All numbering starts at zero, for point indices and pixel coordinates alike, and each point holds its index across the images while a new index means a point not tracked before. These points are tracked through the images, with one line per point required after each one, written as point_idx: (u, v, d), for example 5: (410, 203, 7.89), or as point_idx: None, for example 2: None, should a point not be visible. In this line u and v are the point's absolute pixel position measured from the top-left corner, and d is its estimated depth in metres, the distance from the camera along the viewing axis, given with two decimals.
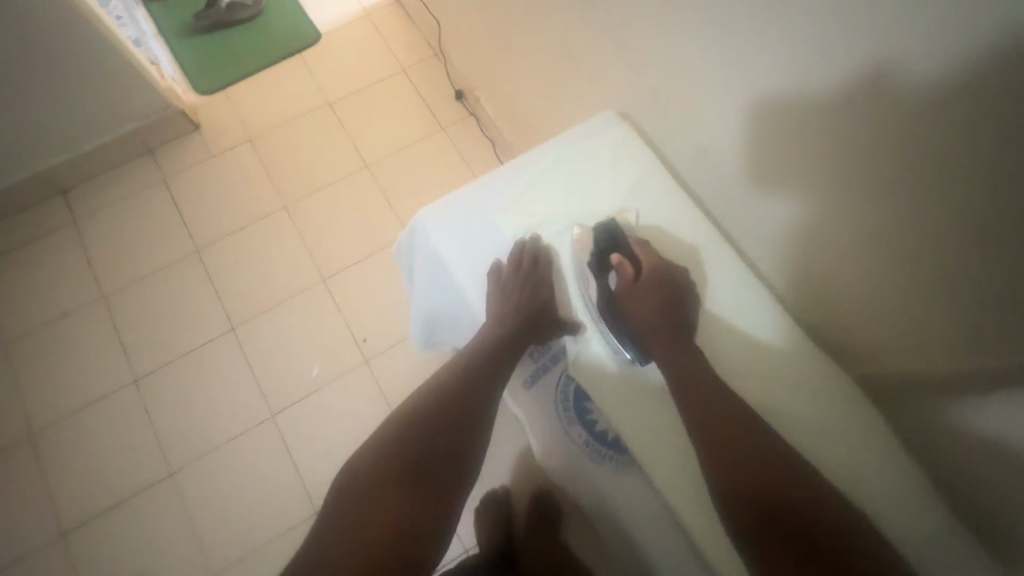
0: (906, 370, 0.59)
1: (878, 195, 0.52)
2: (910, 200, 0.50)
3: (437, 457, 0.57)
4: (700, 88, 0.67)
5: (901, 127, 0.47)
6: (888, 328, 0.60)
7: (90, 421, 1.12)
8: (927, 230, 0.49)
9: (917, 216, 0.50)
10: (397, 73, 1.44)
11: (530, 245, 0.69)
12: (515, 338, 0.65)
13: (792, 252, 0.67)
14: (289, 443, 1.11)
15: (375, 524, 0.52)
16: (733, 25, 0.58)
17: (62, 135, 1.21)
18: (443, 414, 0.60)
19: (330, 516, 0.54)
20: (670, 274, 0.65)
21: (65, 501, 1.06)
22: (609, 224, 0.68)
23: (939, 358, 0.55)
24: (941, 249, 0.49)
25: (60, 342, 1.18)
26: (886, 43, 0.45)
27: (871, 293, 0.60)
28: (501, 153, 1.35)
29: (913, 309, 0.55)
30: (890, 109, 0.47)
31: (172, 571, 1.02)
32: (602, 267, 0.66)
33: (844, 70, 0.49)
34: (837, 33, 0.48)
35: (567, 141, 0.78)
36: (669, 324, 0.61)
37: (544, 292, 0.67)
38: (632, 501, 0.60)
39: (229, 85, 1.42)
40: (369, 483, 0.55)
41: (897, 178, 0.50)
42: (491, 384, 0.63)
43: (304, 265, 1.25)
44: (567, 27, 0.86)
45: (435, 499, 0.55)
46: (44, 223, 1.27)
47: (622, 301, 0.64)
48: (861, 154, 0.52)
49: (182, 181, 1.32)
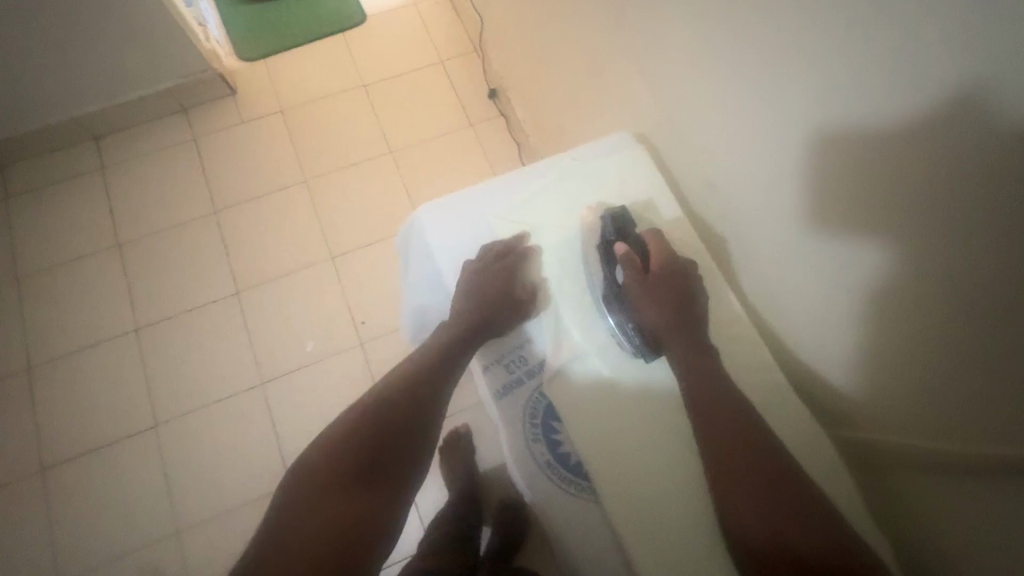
0: (886, 435, 0.58)
1: (890, 255, 0.50)
2: (915, 265, 0.48)
3: (386, 453, 0.58)
4: (725, 120, 0.65)
5: (922, 191, 0.45)
6: (871, 388, 0.58)
7: (86, 362, 1.15)
8: (931, 302, 0.48)
9: (924, 285, 0.48)
10: (435, 64, 1.44)
11: (509, 244, 0.69)
12: (473, 336, 0.66)
13: (799, 298, 0.65)
14: (273, 412, 1.12)
15: (320, 526, 0.51)
16: (765, 62, 0.56)
17: (103, 84, 1.24)
18: (398, 406, 0.61)
19: (278, 512, 0.53)
20: (676, 272, 0.64)
21: (52, 437, 1.09)
22: (619, 215, 0.67)
23: (919, 426, 0.54)
24: (943, 322, 0.47)
25: (70, 282, 1.21)
26: (916, 101, 0.43)
27: (857, 349, 0.58)
28: (525, 157, 1.34)
29: (900, 372, 0.54)
30: (914, 170, 0.45)
31: (142, 520, 1.04)
32: (609, 259, 0.66)
33: (872, 121, 0.47)
34: (868, 83, 0.47)
35: (578, 155, 0.76)
36: (677, 322, 0.61)
37: (508, 280, 0.66)
38: (582, 527, 0.59)
39: (270, 54, 1.44)
40: (318, 479, 0.55)
41: (910, 243, 0.48)
42: (443, 383, 0.65)
43: (314, 240, 1.26)
44: (602, 41, 0.85)
45: (383, 500, 0.56)
46: (74, 165, 1.31)
47: (632, 294, 0.63)
48: (878, 211, 0.50)
49: (210, 142, 1.35)
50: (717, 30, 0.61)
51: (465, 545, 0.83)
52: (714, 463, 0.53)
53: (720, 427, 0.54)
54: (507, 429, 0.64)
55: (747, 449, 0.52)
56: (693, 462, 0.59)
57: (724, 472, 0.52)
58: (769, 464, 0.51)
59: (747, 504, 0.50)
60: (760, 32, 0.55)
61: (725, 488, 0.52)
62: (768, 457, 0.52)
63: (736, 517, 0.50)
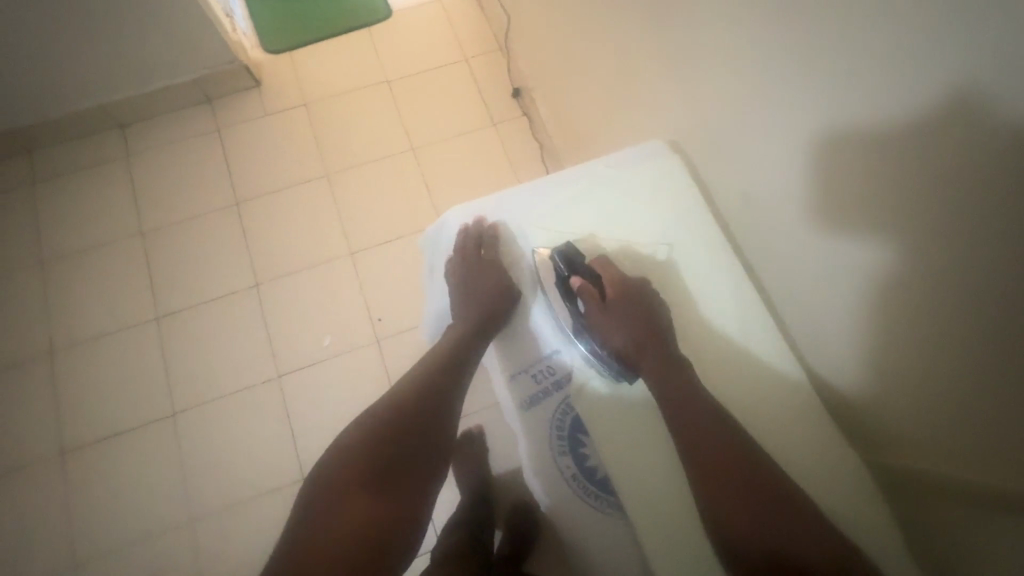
0: (906, 455, 0.56)
1: (920, 283, 0.48)
2: (943, 291, 0.46)
3: (407, 452, 0.58)
4: (755, 132, 0.64)
5: (956, 216, 0.43)
6: (892, 406, 0.56)
7: (107, 349, 1.16)
8: (963, 331, 0.46)
9: (958, 316, 0.46)
10: (459, 62, 1.44)
11: (474, 229, 0.71)
12: (478, 333, 0.68)
13: (821, 321, 0.62)
14: (288, 406, 1.12)
15: (343, 527, 0.52)
16: (801, 75, 0.55)
17: (131, 73, 1.25)
18: (415, 406, 0.62)
19: (302, 513, 0.55)
20: (638, 296, 0.62)
21: (72, 421, 1.10)
22: (568, 248, 0.64)
23: (940, 447, 0.52)
24: (970, 353, 0.46)
25: (93, 269, 1.22)
26: (961, 124, 0.41)
27: (878, 367, 0.56)
28: (548, 158, 1.33)
29: (922, 393, 0.52)
30: (952, 196, 0.43)
31: (157, 507, 1.05)
32: (568, 294, 0.63)
33: (912, 143, 0.45)
34: (908, 102, 0.44)
35: (613, 162, 0.75)
36: (646, 342, 0.59)
37: (493, 270, 0.70)
38: (606, 541, 0.59)
39: (295, 48, 1.44)
40: (339, 480, 0.55)
41: (943, 272, 0.46)
42: (455, 384, 0.66)
43: (333, 236, 1.26)
44: (634, 46, 0.83)
45: (404, 498, 0.56)
46: (100, 153, 1.32)
47: (596, 328, 0.61)
48: (911, 236, 0.48)
49: (234, 134, 1.35)
50: (754, 41, 0.59)
51: (482, 548, 0.83)
52: (705, 474, 0.52)
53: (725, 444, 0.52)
54: (531, 442, 0.63)
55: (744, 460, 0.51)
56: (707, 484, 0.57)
57: (717, 483, 0.51)
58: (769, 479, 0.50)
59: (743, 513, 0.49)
60: (798, 43, 0.54)
61: (714, 496, 0.51)
62: (767, 470, 0.51)
63: (731, 525, 0.49)
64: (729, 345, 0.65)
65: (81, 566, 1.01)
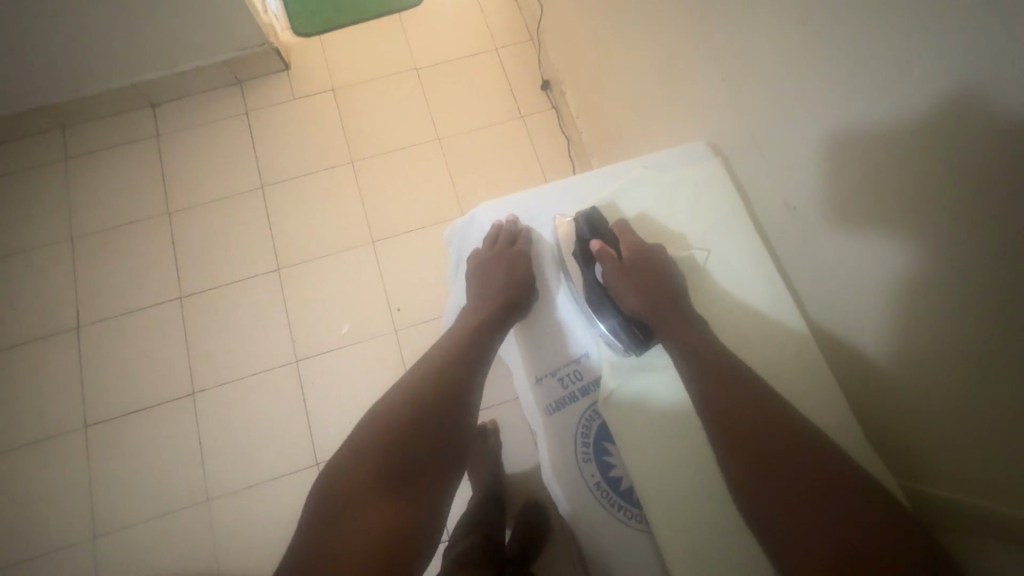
0: (939, 472, 0.52)
1: (947, 309, 0.46)
2: (981, 319, 0.43)
3: (427, 451, 0.57)
4: (790, 137, 0.61)
5: (996, 242, 0.40)
6: (928, 425, 0.52)
7: (132, 326, 1.18)
8: (994, 360, 0.43)
9: (989, 343, 0.43)
10: (488, 51, 1.42)
11: (507, 228, 0.70)
12: (494, 327, 0.67)
13: (852, 337, 0.59)
14: (305, 391, 1.13)
15: (364, 533, 0.51)
16: (840, 79, 0.51)
17: (163, 53, 1.25)
18: (434, 401, 0.60)
19: (318, 520, 0.53)
20: (652, 257, 0.63)
21: (96, 395, 1.12)
22: (592, 213, 0.66)
23: (972, 462, 0.47)
24: (994, 382, 0.44)
25: (120, 246, 1.24)
26: (1007, 144, 0.38)
27: (915, 383, 0.52)
28: (574, 153, 1.31)
29: (959, 408, 0.48)
30: (989, 223, 0.40)
31: (175, 484, 1.07)
32: (586, 258, 0.64)
33: (951, 163, 0.43)
34: (955, 116, 0.41)
35: (650, 164, 0.73)
36: (664, 298, 0.60)
37: (520, 268, 0.68)
38: (627, 554, 0.58)
39: (324, 32, 1.43)
40: (358, 484, 0.54)
41: (975, 299, 0.43)
42: (473, 377, 0.64)
43: (356, 222, 1.26)
44: (670, 42, 0.80)
45: (424, 499, 0.55)
46: (131, 131, 1.34)
47: (617, 286, 0.61)
48: (943, 261, 0.45)
49: (261, 116, 1.35)
50: (792, 43, 0.57)
51: (499, 543, 0.83)
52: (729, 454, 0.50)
53: (769, 424, 0.49)
54: (556, 447, 0.62)
55: (794, 440, 0.48)
56: (717, 495, 0.54)
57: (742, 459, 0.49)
58: (813, 459, 0.46)
59: (778, 486, 0.46)
60: (839, 48, 0.51)
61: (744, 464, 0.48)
62: (800, 449, 0.47)
63: (754, 499, 0.47)
64: (759, 357, 0.61)
65: (100, 538, 1.03)
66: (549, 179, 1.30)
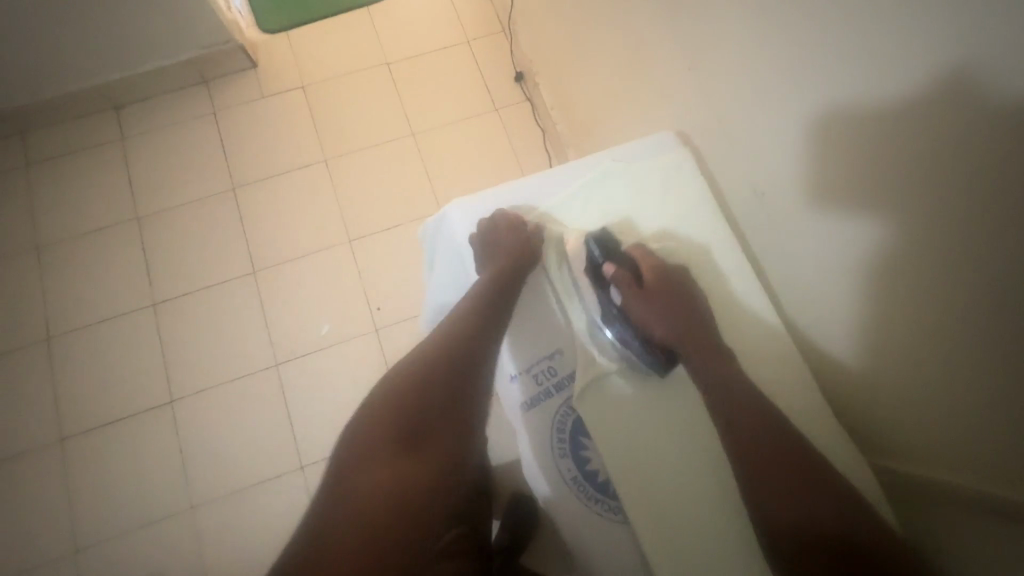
0: (902, 440, 0.55)
1: (908, 284, 0.48)
2: (934, 293, 0.46)
3: (427, 418, 0.54)
4: (758, 125, 0.62)
5: (950, 219, 0.43)
6: (892, 397, 0.55)
7: (104, 335, 1.15)
8: (954, 329, 0.46)
9: (948, 314, 0.46)
10: (461, 43, 1.40)
11: (484, 224, 0.66)
12: (499, 290, 0.62)
13: (819, 320, 0.61)
14: (286, 393, 1.12)
15: (363, 496, 0.49)
16: (806, 67, 0.52)
17: (124, 52, 1.21)
18: (434, 369, 0.57)
19: (324, 488, 0.52)
20: (671, 280, 0.63)
21: (70, 408, 1.10)
22: (602, 233, 0.65)
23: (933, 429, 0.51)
24: (950, 351, 0.47)
25: (87, 255, 1.21)
26: (960, 126, 0.40)
27: (879, 357, 0.55)
28: (550, 145, 1.30)
29: (921, 378, 0.50)
30: (947, 197, 0.42)
31: (157, 493, 1.05)
32: (599, 282, 0.64)
33: (907, 145, 0.45)
34: (911, 100, 0.43)
35: (617, 155, 0.73)
36: (687, 324, 0.61)
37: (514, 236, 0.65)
38: (605, 545, 0.58)
39: (291, 28, 1.40)
40: (358, 451, 0.53)
41: (932, 274, 0.45)
42: (488, 349, 0.59)
43: (332, 222, 1.24)
44: (640, 31, 0.80)
45: (428, 463, 0.52)
46: (94, 134, 1.29)
47: (638, 312, 0.62)
48: (902, 239, 0.48)
49: (230, 116, 1.32)
50: (759, 31, 0.57)
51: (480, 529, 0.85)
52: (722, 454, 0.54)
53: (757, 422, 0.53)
54: (533, 444, 0.60)
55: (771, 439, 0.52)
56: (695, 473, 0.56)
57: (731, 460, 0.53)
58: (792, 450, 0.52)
59: (776, 501, 0.49)
60: (804, 35, 0.52)
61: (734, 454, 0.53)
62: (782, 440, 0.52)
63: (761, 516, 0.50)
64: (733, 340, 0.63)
65: (81, 552, 1.01)
66: (526, 171, 1.30)
